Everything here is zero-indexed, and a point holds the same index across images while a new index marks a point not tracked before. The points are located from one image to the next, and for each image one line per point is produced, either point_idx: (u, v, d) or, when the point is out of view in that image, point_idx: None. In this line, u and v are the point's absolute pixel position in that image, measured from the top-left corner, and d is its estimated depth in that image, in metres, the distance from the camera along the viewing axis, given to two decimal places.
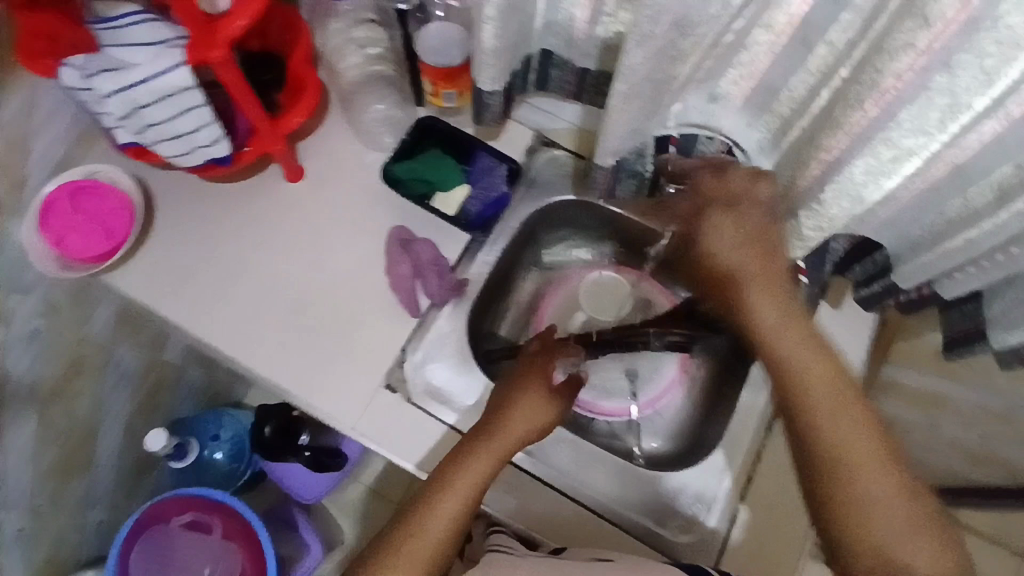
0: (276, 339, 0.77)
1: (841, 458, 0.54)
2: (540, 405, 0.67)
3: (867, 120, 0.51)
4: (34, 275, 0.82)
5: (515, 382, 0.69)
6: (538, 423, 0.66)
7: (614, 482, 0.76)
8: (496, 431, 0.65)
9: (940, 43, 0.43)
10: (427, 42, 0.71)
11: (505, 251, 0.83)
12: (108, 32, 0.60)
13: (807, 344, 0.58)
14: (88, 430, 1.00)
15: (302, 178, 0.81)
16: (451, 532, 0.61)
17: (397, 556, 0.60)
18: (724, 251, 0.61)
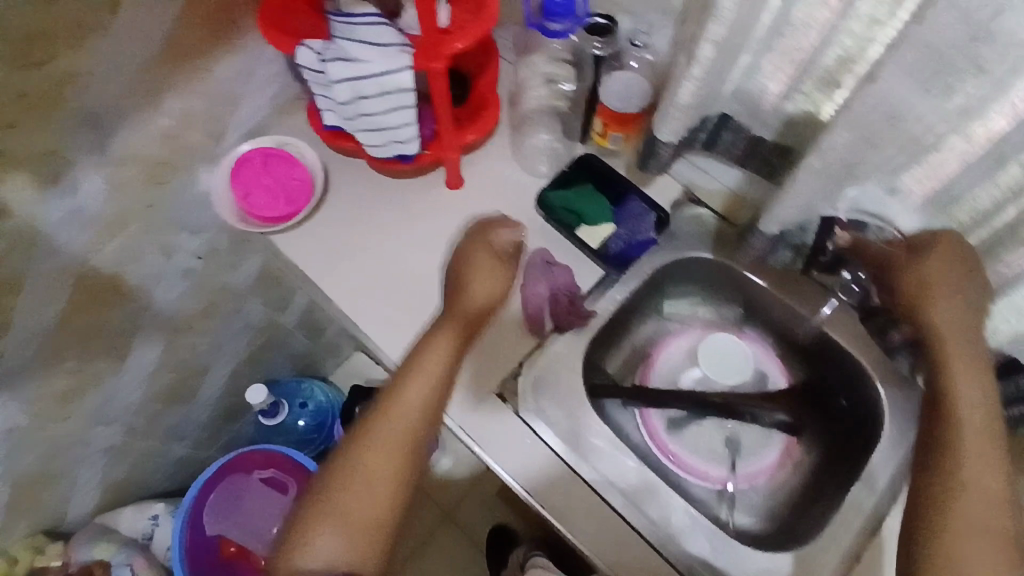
0: (405, 326, 0.81)
1: (950, 480, 0.59)
2: (486, 280, 0.74)
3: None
4: (206, 218, 0.91)
5: (465, 254, 0.75)
6: (491, 292, 0.74)
7: (700, 545, 0.75)
8: (454, 310, 0.73)
9: None
10: (610, 87, 0.76)
11: (634, 293, 0.83)
12: (345, 27, 0.67)
13: (972, 384, 0.62)
14: (199, 368, 1.09)
15: (461, 187, 0.87)
16: (421, 409, 0.70)
17: (377, 431, 0.70)
18: (930, 277, 0.64)
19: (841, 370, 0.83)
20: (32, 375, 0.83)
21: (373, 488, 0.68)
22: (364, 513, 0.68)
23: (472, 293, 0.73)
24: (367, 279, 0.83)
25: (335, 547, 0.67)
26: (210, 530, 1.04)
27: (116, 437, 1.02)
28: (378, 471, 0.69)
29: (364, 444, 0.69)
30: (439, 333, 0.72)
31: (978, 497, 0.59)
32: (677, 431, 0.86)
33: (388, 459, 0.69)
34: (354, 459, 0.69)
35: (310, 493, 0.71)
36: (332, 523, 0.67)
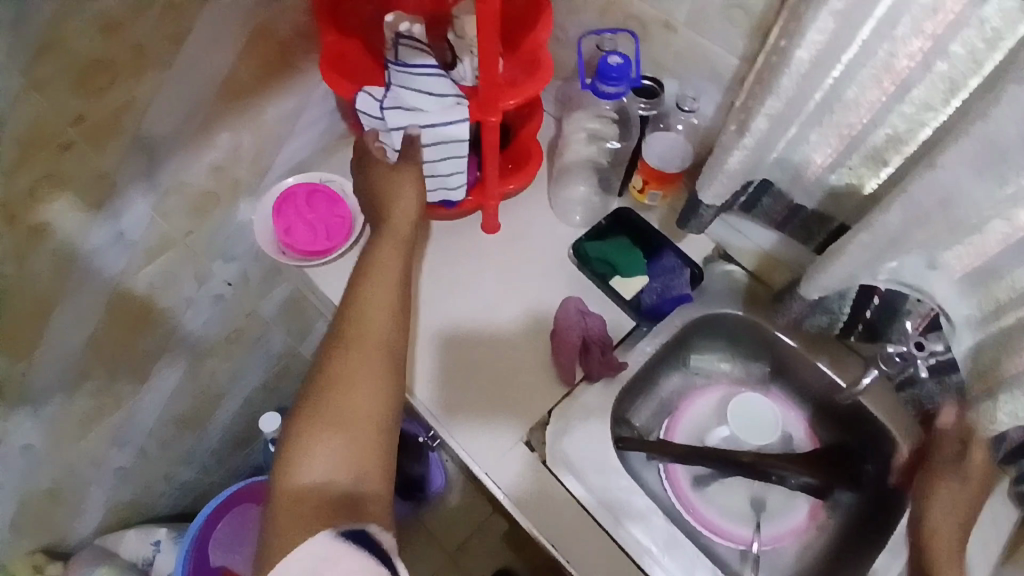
0: (439, 368, 0.82)
1: None
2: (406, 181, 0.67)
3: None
4: (242, 249, 0.92)
5: (376, 170, 0.68)
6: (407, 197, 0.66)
7: None
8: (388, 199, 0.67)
9: None
10: (654, 145, 0.79)
11: (663, 347, 0.83)
12: (405, 76, 0.68)
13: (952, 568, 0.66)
14: (216, 393, 1.09)
15: (497, 233, 0.89)
16: (390, 309, 0.60)
17: (350, 324, 0.59)
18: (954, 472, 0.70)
19: (870, 432, 0.84)
20: (56, 394, 0.83)
21: (367, 392, 0.56)
22: (361, 425, 0.54)
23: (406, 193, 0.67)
24: None
25: (331, 468, 0.52)
26: (213, 562, 1.01)
27: (128, 459, 1.01)
28: (364, 374, 0.57)
29: (341, 352, 0.57)
30: (383, 241, 0.64)
31: None
32: (701, 487, 0.86)
33: (372, 361, 0.57)
34: (335, 368, 0.57)
35: (284, 426, 0.56)
36: (326, 439, 0.53)
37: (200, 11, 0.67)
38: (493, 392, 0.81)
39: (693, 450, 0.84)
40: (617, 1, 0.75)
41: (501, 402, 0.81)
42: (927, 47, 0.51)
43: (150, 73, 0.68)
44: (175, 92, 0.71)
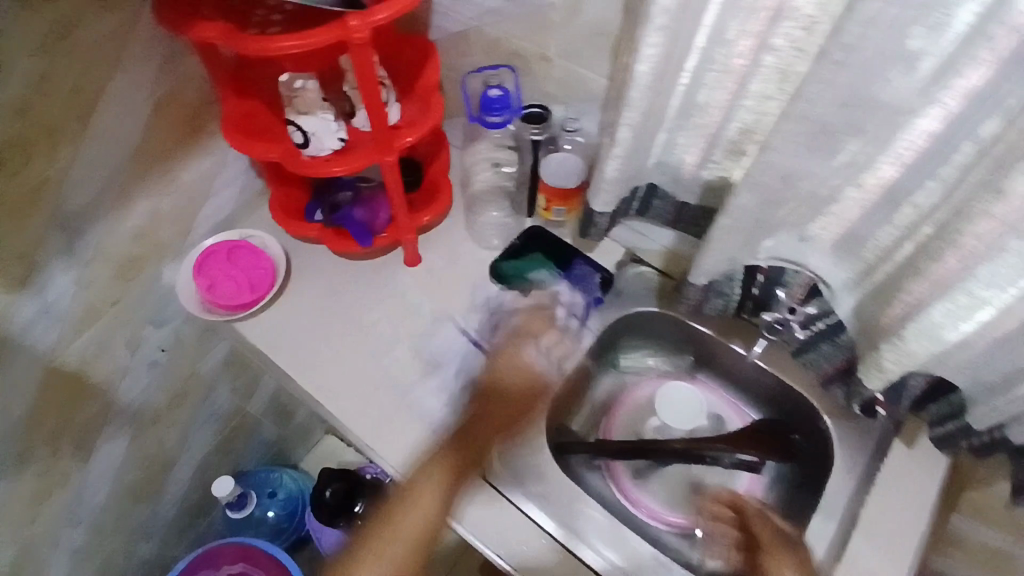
0: (375, 397, 0.84)
1: None
2: (503, 407, 0.81)
3: (950, 270, 0.56)
4: (174, 310, 0.95)
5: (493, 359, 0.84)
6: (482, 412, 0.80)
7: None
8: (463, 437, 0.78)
9: (1015, 215, 0.48)
10: (549, 167, 0.84)
11: (588, 350, 0.90)
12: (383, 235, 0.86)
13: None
14: (166, 460, 1.09)
15: (419, 264, 0.93)
16: (425, 525, 0.72)
17: (383, 529, 0.72)
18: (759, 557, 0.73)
19: (799, 409, 0.91)
20: None
21: None
22: None
23: (489, 407, 0.81)
24: (339, 349, 0.87)
25: None
26: None
27: (82, 539, 1.00)
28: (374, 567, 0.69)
29: (371, 538, 0.71)
30: (438, 468, 0.74)
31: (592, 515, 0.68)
32: (643, 480, 0.91)
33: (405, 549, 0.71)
34: (365, 549, 0.71)
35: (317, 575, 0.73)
36: None
37: (105, 89, 0.72)
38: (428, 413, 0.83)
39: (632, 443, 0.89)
40: (498, 40, 0.81)
41: (439, 425, 0.82)
42: (753, 46, 0.58)
43: (61, 151, 0.71)
44: (88, 167, 0.75)
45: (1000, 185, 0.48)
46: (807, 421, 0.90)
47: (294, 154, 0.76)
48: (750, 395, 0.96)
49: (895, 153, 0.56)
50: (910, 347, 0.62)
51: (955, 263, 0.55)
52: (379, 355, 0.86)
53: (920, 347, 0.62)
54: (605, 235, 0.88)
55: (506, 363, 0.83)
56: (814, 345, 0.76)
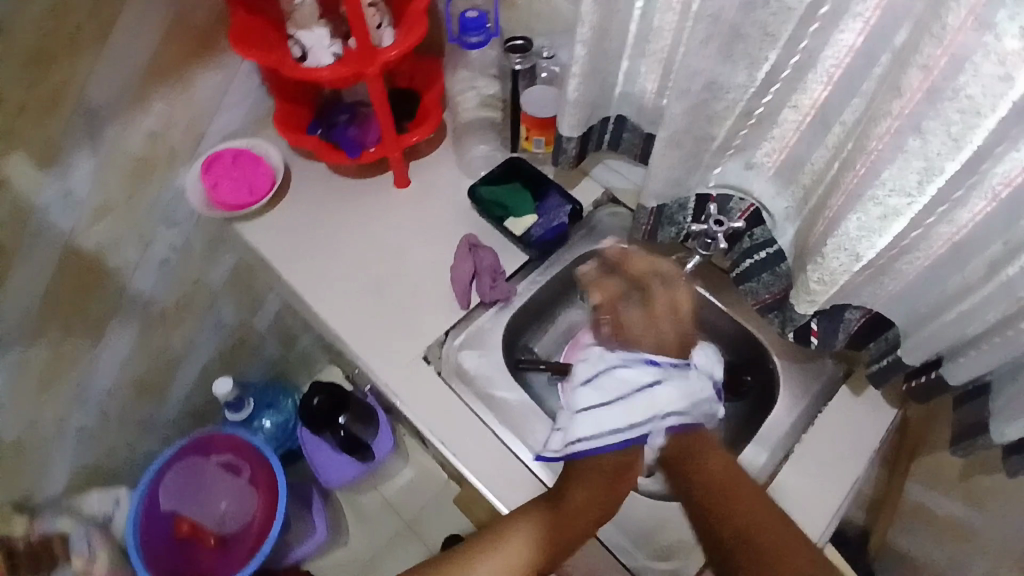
0: (350, 300, 0.90)
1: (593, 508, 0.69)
2: (596, 493, 0.69)
3: (858, 177, 0.60)
4: (184, 214, 1.05)
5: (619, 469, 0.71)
6: (556, 533, 0.67)
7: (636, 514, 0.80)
8: (604, 485, 0.69)
9: (911, 108, 0.51)
10: (531, 98, 0.89)
11: (554, 278, 0.93)
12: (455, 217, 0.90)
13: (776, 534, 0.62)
14: (173, 359, 1.19)
15: (407, 187, 0.98)
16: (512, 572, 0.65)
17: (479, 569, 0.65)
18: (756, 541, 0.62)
19: (752, 354, 0.94)
20: (13, 341, 0.93)
21: None
22: None
23: (572, 516, 0.68)
24: (322, 253, 0.94)
25: None
26: (164, 506, 1.08)
27: (90, 416, 1.11)
28: None
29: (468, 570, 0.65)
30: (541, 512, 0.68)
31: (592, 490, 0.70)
32: None
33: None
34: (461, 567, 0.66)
35: None
36: None
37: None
38: (398, 318, 0.89)
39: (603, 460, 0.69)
40: None
41: (404, 330, 0.88)
42: None
43: (87, 48, 0.82)
44: (110, 64, 0.85)
45: (900, 83, 0.51)
46: (751, 367, 0.94)
47: (287, 58, 0.83)
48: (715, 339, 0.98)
49: (821, 72, 0.61)
50: (831, 264, 0.67)
51: (863, 170, 0.59)
52: (357, 260, 0.93)
53: (840, 264, 0.66)
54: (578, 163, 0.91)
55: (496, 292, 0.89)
56: (757, 274, 0.79)
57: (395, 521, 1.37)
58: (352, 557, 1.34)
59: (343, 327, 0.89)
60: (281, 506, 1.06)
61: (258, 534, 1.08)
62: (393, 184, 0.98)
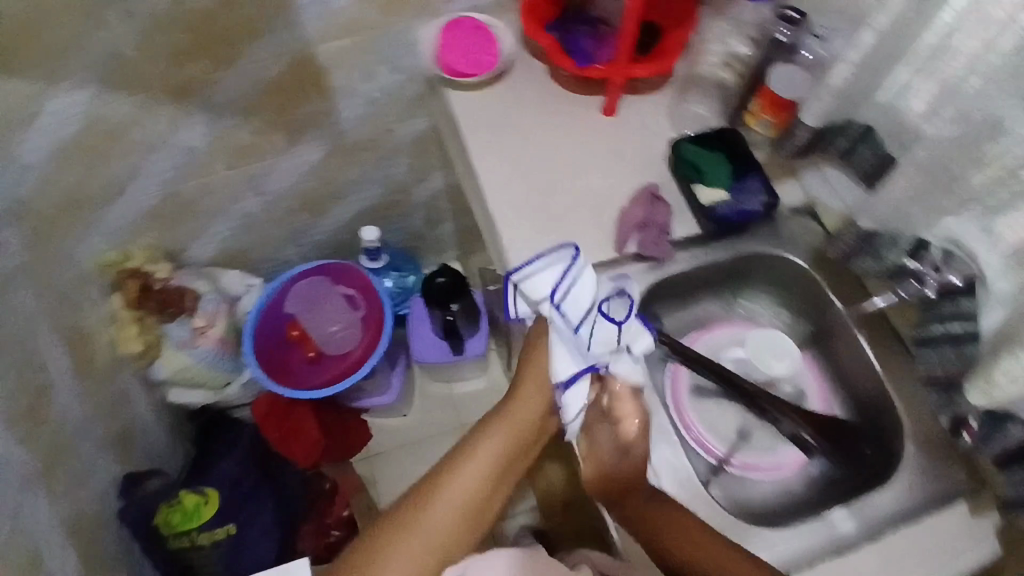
0: (517, 196, 0.90)
1: (530, 426, 0.77)
2: (527, 414, 0.77)
3: None
4: (406, 64, 1.09)
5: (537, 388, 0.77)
6: (516, 434, 0.76)
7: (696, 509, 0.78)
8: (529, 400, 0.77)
9: None
10: (779, 75, 0.85)
11: (720, 262, 0.88)
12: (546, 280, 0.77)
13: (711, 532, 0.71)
14: (337, 191, 1.27)
15: (613, 116, 0.94)
16: (472, 489, 0.74)
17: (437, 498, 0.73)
18: (699, 534, 0.71)
19: (882, 427, 0.85)
20: (225, 113, 1.05)
21: (445, 513, 0.72)
22: (427, 549, 0.71)
23: (524, 424, 0.77)
24: (510, 144, 0.94)
25: None
26: (284, 308, 1.20)
27: (255, 207, 1.23)
28: (441, 510, 0.72)
29: (430, 499, 0.73)
30: (486, 433, 0.76)
31: (522, 408, 0.77)
32: (698, 398, 0.89)
33: (456, 526, 0.73)
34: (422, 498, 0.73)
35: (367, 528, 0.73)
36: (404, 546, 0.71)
37: None
38: (553, 232, 0.88)
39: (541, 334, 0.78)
40: None
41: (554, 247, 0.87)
42: None
43: None
44: None
45: None
46: (875, 441, 0.86)
47: None
48: (849, 396, 0.89)
49: None
50: None
51: None
52: (537, 163, 0.92)
53: None
54: (795, 157, 0.89)
55: (653, 248, 0.84)
56: (939, 342, 0.74)
57: (453, 417, 1.44)
58: (405, 429, 1.43)
59: (500, 217, 0.89)
60: (372, 360, 1.15)
61: (347, 367, 1.17)
62: (599, 110, 0.95)
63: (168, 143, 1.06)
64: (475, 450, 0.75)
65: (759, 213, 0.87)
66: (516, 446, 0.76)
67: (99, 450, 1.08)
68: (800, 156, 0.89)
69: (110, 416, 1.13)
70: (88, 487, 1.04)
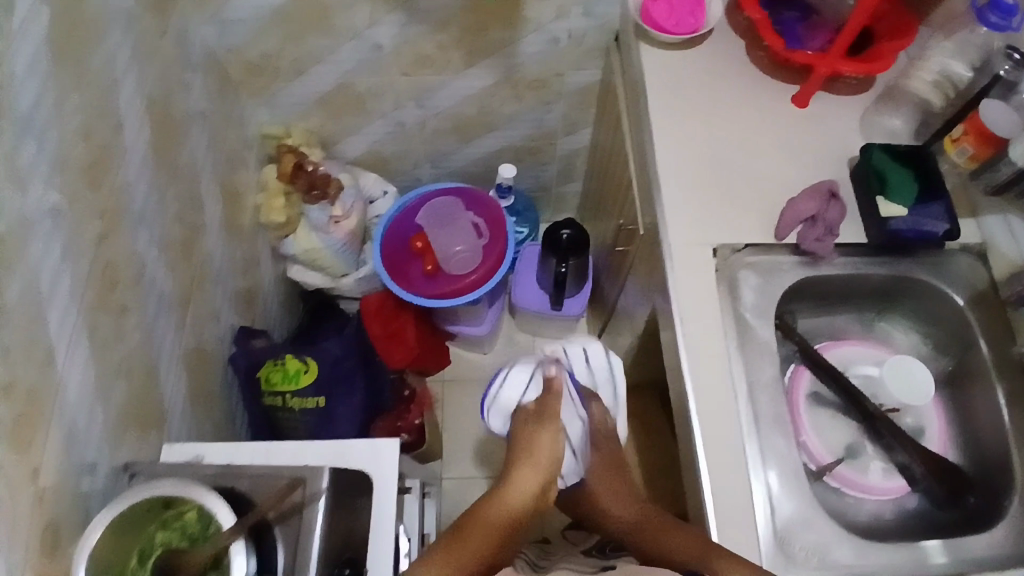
0: (686, 159, 0.91)
1: (535, 488, 0.80)
2: (528, 475, 0.81)
3: None
4: (600, 14, 1.10)
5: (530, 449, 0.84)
6: (531, 492, 0.80)
7: (793, 498, 0.78)
8: (528, 460, 0.83)
9: None
10: (996, 108, 0.84)
11: (877, 276, 0.89)
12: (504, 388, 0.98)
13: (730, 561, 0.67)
14: (489, 123, 1.30)
15: (803, 108, 0.94)
16: (473, 547, 0.71)
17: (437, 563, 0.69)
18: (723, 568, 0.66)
19: (998, 481, 0.82)
20: (420, 20, 1.10)
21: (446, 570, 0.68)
22: None
23: (525, 486, 0.80)
24: (691, 109, 0.94)
25: None
26: (416, 219, 1.26)
27: (411, 118, 1.28)
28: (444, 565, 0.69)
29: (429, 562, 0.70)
30: (487, 498, 0.79)
31: (524, 469, 0.82)
32: (813, 405, 0.91)
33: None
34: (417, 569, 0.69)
35: None
36: None
37: None
38: (715, 202, 0.88)
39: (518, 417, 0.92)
40: None
41: (716, 221, 0.87)
42: None
43: None
44: None
45: None
46: (989, 497, 0.82)
47: None
48: (968, 443, 0.88)
49: None
50: None
51: None
52: (714, 135, 0.93)
53: None
54: (989, 192, 0.89)
55: (816, 245, 0.85)
56: None
57: None
58: (483, 365, 1.49)
59: (666, 174, 0.90)
60: (484, 289, 1.20)
61: (461, 286, 1.20)
62: (789, 98, 0.95)
63: (359, 37, 1.11)
64: (475, 516, 0.76)
65: (934, 239, 0.85)
66: (522, 507, 0.78)
67: (227, 299, 1.17)
68: (994, 194, 0.89)
69: (239, 273, 1.21)
70: (213, 327, 1.12)
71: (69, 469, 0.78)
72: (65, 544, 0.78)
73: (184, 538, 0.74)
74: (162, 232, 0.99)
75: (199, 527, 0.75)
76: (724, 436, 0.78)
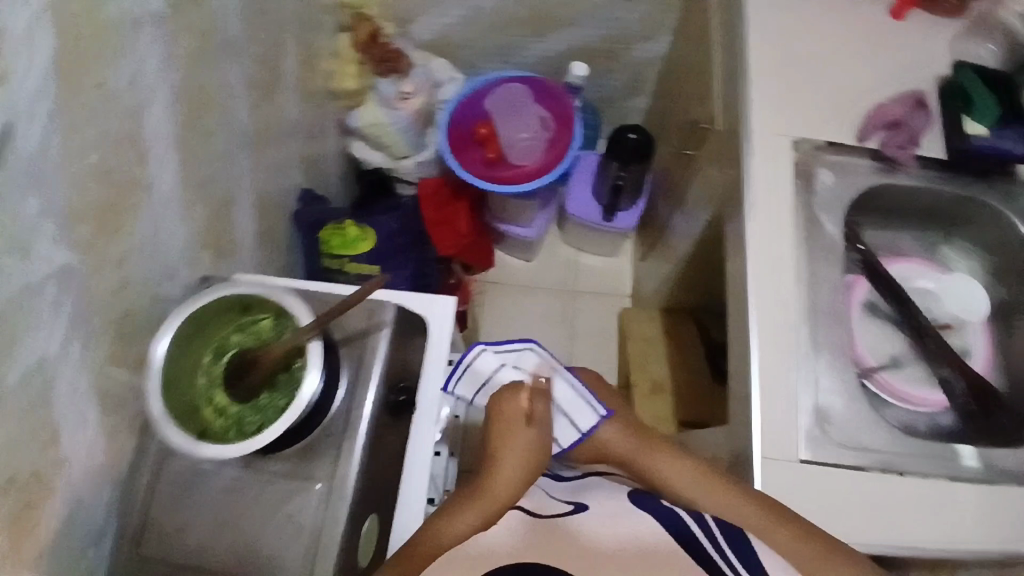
0: (780, 50, 0.91)
1: (511, 483, 0.71)
2: (505, 469, 0.71)
3: None
4: None
5: (501, 438, 0.74)
6: (510, 488, 0.70)
7: (837, 385, 0.82)
8: (497, 454, 0.73)
9: None
10: None
11: (949, 194, 0.90)
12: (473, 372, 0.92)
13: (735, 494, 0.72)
14: (567, 19, 1.29)
15: (899, 20, 0.93)
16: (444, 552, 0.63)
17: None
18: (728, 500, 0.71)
19: None
20: None
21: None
22: None
23: (501, 478, 0.71)
24: (790, 3, 0.93)
25: None
26: (484, 105, 1.27)
27: (491, 2, 1.27)
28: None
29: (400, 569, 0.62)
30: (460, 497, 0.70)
31: (497, 466, 0.72)
32: (867, 312, 0.93)
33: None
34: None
35: None
36: None
37: None
38: (804, 96, 0.88)
39: (503, 414, 0.76)
40: None
41: (804, 114, 0.88)
42: None
43: None
44: None
45: None
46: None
47: None
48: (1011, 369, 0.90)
49: None
50: None
51: None
52: (810, 31, 0.92)
53: None
54: None
55: (896, 150, 0.86)
56: None
57: (569, 277, 1.53)
58: (524, 269, 1.52)
59: (758, 62, 0.90)
60: (547, 177, 1.20)
61: (525, 173, 1.20)
62: (886, 9, 0.94)
63: None
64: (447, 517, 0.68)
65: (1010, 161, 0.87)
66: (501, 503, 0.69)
67: (294, 156, 1.18)
68: None
69: (307, 135, 1.22)
70: (281, 182, 1.14)
71: (150, 267, 0.80)
72: (138, 338, 0.81)
73: (257, 341, 0.79)
74: (247, 71, 0.99)
75: (274, 331, 0.79)
76: (784, 318, 0.81)
